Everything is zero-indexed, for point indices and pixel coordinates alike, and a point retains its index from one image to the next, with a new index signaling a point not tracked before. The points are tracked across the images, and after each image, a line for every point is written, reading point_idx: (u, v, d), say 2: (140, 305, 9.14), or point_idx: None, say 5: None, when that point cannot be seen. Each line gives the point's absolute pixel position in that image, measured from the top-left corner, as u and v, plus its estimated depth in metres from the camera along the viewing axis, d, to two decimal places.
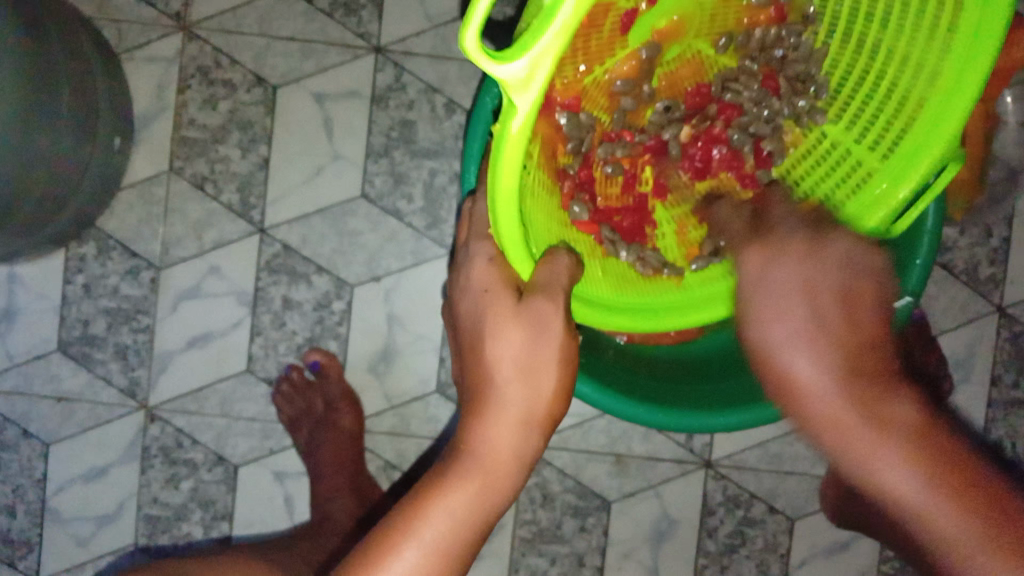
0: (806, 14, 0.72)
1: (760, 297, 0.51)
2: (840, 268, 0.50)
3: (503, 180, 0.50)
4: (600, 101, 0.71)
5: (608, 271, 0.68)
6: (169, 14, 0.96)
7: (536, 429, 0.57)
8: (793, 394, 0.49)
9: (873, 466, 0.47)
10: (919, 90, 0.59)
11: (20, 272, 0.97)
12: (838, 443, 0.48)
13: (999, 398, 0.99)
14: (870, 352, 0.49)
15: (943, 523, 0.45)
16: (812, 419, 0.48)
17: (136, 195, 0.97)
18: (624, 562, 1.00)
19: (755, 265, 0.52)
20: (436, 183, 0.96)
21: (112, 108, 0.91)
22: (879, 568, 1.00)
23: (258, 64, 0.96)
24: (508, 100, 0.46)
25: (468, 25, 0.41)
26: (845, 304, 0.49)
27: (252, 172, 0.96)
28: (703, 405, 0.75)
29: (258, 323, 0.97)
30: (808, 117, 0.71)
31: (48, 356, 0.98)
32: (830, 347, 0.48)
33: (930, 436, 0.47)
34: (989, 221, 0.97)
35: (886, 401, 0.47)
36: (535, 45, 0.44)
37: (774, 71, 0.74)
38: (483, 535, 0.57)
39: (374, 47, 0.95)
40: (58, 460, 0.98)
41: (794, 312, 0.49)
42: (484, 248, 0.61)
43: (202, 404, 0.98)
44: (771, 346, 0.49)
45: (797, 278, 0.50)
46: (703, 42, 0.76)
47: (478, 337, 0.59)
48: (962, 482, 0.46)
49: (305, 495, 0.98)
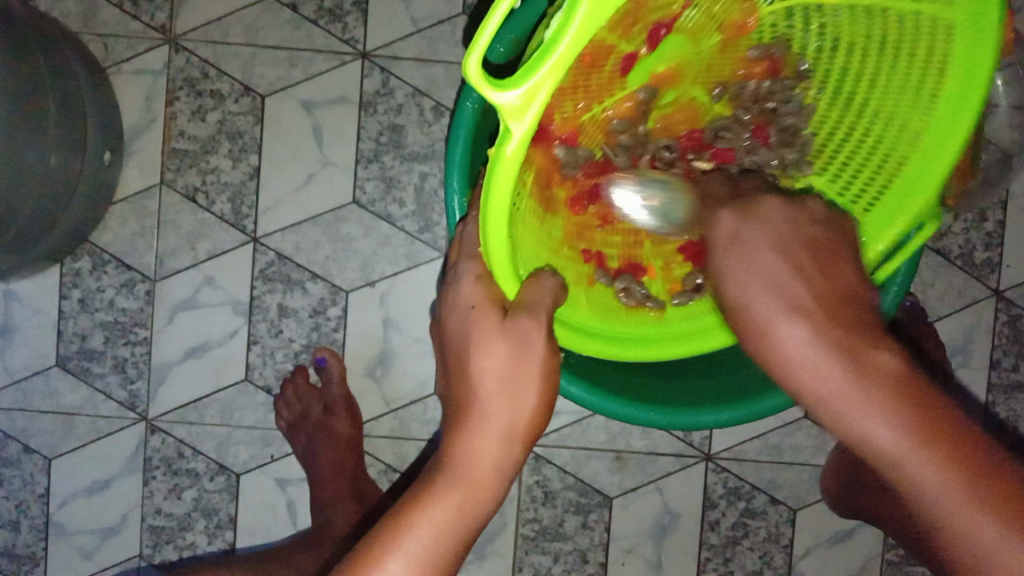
0: (799, 69, 0.69)
1: (731, 252, 0.53)
2: (817, 222, 0.54)
3: (497, 198, 0.50)
4: (596, 137, 0.70)
5: (591, 300, 0.69)
6: (155, 27, 0.96)
7: (517, 442, 0.58)
8: (770, 350, 0.50)
9: (850, 416, 0.47)
10: (904, 143, 0.62)
11: (17, 288, 0.98)
12: (816, 388, 0.48)
13: (998, 382, 0.98)
14: (843, 301, 0.50)
15: (924, 472, 0.45)
16: (783, 366, 0.49)
17: (128, 208, 0.97)
18: (628, 557, 1.00)
19: (729, 223, 0.54)
20: (427, 187, 0.96)
21: (102, 123, 0.91)
22: (882, 555, 1.00)
23: (245, 74, 0.96)
24: (504, 126, 0.46)
25: (474, 47, 0.43)
26: (813, 254, 0.52)
27: (243, 182, 0.97)
28: (693, 403, 0.75)
29: (255, 331, 0.98)
30: (795, 167, 0.70)
31: (47, 371, 0.98)
32: (801, 290, 0.50)
33: (914, 384, 0.47)
34: (983, 207, 0.97)
35: (865, 346, 0.48)
36: (534, 76, 0.44)
37: (765, 122, 0.72)
38: (464, 551, 0.57)
39: (361, 53, 0.95)
40: (60, 474, 0.99)
41: (772, 274, 0.50)
42: (472, 266, 0.62)
43: (202, 414, 0.98)
44: (743, 302, 0.51)
45: (767, 238, 0.52)
46: (698, 90, 0.73)
47: (464, 355, 0.60)
48: (943, 430, 0.45)
49: (307, 501, 0.99)
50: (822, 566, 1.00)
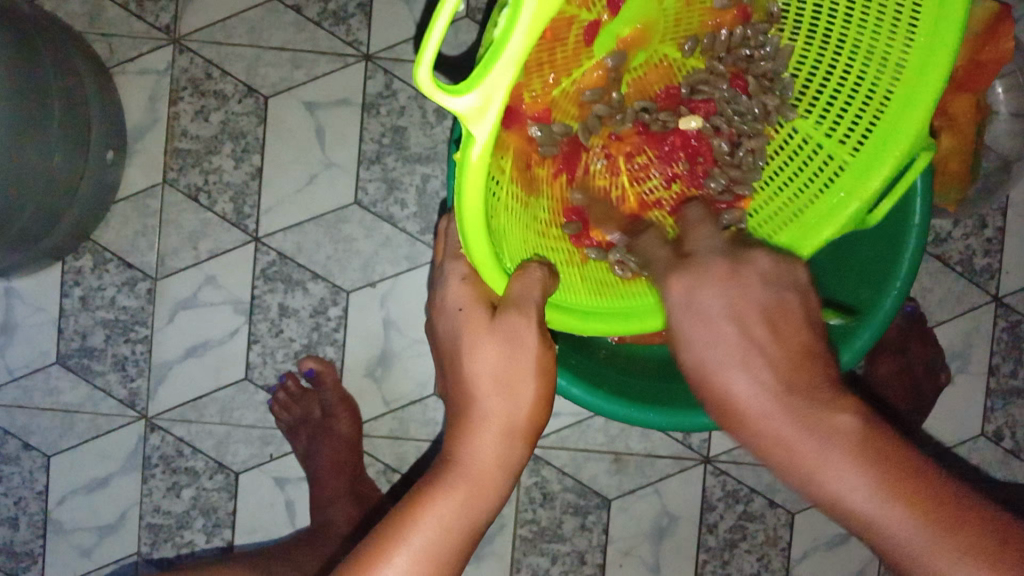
0: (768, 13, 0.71)
1: (687, 316, 0.51)
2: (763, 280, 0.51)
3: (469, 207, 0.52)
4: (570, 111, 0.71)
5: (586, 278, 0.68)
6: (159, 28, 0.97)
7: (518, 439, 0.58)
8: (739, 423, 0.49)
9: (824, 476, 0.45)
10: (888, 76, 0.60)
11: (18, 286, 0.98)
12: (783, 457, 0.47)
13: (997, 387, 0.99)
14: (802, 361, 0.49)
15: (904, 532, 0.43)
16: (752, 433, 0.48)
17: (131, 207, 0.98)
18: (625, 560, 1.00)
19: (680, 287, 0.52)
20: (429, 188, 0.97)
21: (106, 122, 0.92)
22: (880, 560, 1.00)
23: (249, 75, 0.97)
24: (466, 131, 0.49)
25: (421, 61, 0.44)
26: (769, 318, 0.50)
27: (245, 182, 0.97)
28: (695, 403, 0.74)
29: (255, 331, 0.98)
30: (778, 113, 0.70)
31: (48, 369, 0.99)
32: (756, 355, 0.48)
33: (877, 443, 0.45)
34: (982, 213, 0.97)
35: (819, 412, 0.47)
36: (488, 76, 0.47)
37: (741, 71, 0.72)
38: (474, 545, 0.57)
39: (364, 54, 0.96)
40: (59, 472, 0.99)
41: (718, 330, 0.49)
42: (458, 267, 0.64)
43: (202, 413, 0.98)
44: (705, 366, 0.49)
45: (720, 296, 0.50)
46: (669, 47, 0.75)
47: (456, 355, 0.60)
48: (912, 486, 0.44)
49: (306, 501, 0.99)
50: (820, 570, 1.00)
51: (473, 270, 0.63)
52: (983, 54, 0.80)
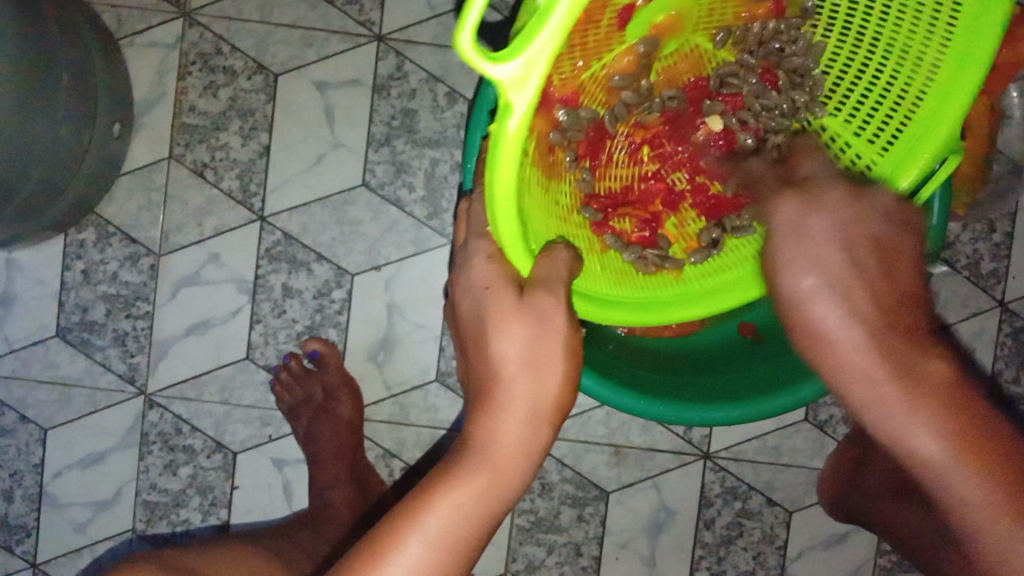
0: (803, 8, 0.69)
1: (794, 243, 0.50)
2: (881, 219, 0.51)
3: (500, 180, 0.50)
4: (597, 96, 0.69)
5: (607, 267, 0.68)
6: (170, 0, 0.95)
7: (542, 424, 0.57)
8: (823, 351, 0.49)
9: (895, 422, 0.48)
10: (922, 78, 0.59)
11: (20, 257, 0.97)
12: (865, 392, 0.48)
13: (999, 393, 0.99)
14: (903, 304, 0.49)
15: (961, 478, 0.48)
16: (832, 366, 0.49)
17: (136, 181, 0.97)
18: (621, 552, 1.00)
19: (789, 211, 0.51)
20: (437, 173, 0.96)
21: (113, 93, 0.90)
22: (876, 561, 1.00)
23: (259, 51, 0.96)
24: (504, 100, 0.46)
25: (464, 24, 0.42)
26: (880, 257, 0.50)
27: (252, 160, 0.96)
28: (701, 397, 0.75)
29: (257, 310, 0.97)
30: (807, 109, 0.70)
31: (46, 342, 0.98)
32: (865, 294, 0.48)
33: (954, 390, 0.49)
34: (992, 217, 0.96)
35: (914, 353, 0.48)
36: (532, 43, 0.45)
37: (772, 66, 0.72)
38: (488, 532, 0.57)
39: (376, 35, 0.95)
40: (55, 446, 0.99)
41: (825, 259, 0.49)
42: (483, 245, 0.61)
43: (202, 391, 0.98)
44: (800, 297, 0.49)
45: (832, 225, 0.50)
46: (700, 37, 0.74)
47: (482, 336, 0.59)
48: (974, 428, 0.48)
49: (304, 483, 0.99)
50: (815, 568, 1.00)
51: (500, 250, 0.60)
52: (1000, 58, 0.78)
